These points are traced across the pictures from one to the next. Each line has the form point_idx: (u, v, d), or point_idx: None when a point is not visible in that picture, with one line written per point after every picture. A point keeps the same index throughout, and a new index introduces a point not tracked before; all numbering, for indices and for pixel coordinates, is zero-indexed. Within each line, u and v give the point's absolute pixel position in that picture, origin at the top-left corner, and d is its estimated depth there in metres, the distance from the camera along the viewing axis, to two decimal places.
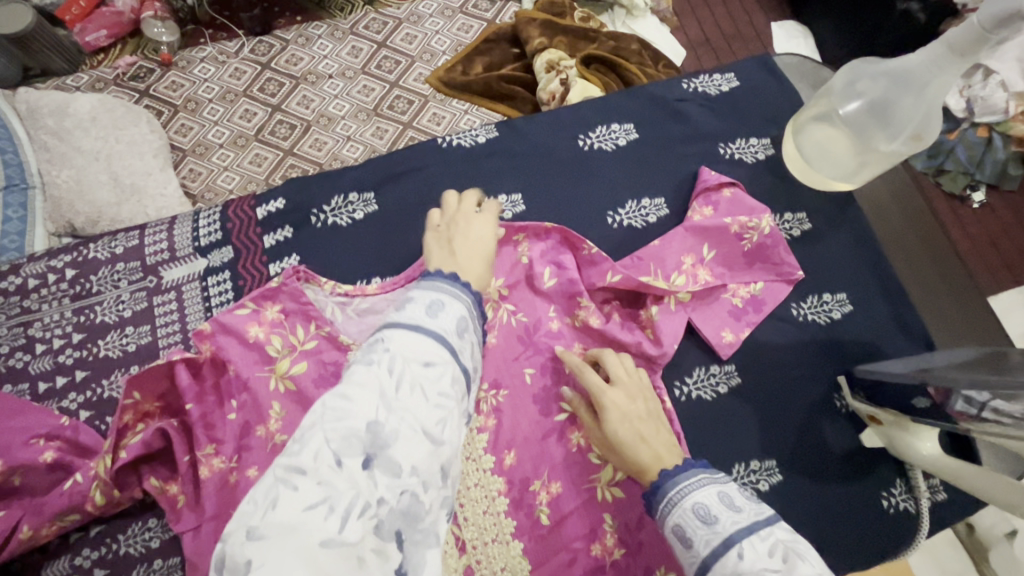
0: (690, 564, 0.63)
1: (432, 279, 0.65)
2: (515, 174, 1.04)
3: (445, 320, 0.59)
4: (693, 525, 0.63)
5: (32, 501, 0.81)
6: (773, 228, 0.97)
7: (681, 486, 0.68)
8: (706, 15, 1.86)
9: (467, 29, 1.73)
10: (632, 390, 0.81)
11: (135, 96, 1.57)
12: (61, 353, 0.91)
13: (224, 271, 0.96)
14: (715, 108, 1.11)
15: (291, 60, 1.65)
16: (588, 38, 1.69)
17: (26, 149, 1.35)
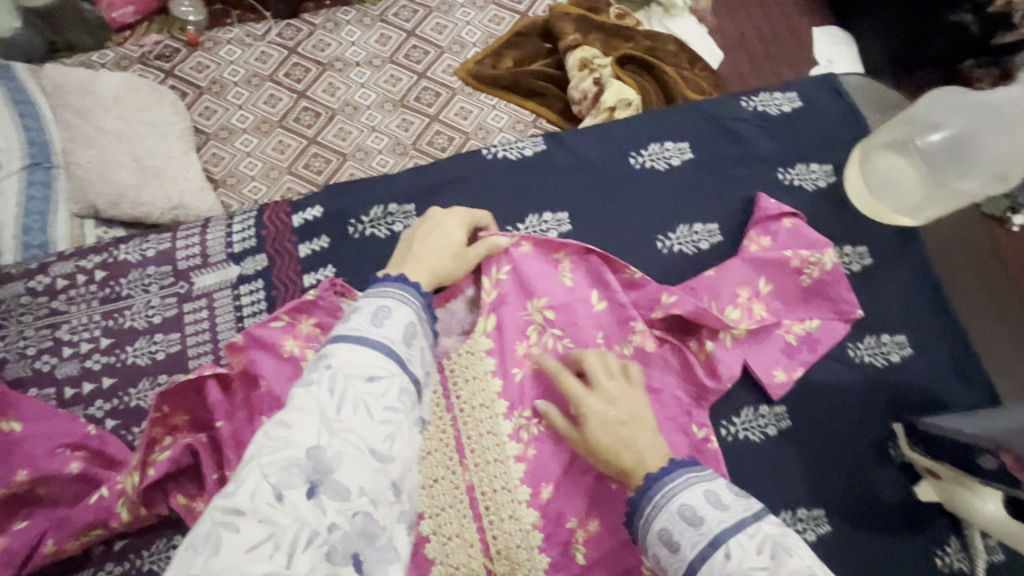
0: (676, 567, 0.62)
1: (381, 283, 0.65)
2: (560, 190, 0.99)
3: (390, 328, 0.58)
4: (682, 529, 0.62)
5: (57, 513, 0.78)
6: (835, 263, 0.92)
7: (666, 488, 0.65)
8: (746, 15, 1.77)
9: (498, 21, 1.66)
10: (611, 394, 0.76)
11: (160, 76, 1.53)
12: (89, 357, 0.88)
13: (257, 280, 0.93)
14: (774, 129, 1.05)
15: (319, 45, 1.60)
16: (623, 36, 1.63)
17: (51, 127, 1.30)
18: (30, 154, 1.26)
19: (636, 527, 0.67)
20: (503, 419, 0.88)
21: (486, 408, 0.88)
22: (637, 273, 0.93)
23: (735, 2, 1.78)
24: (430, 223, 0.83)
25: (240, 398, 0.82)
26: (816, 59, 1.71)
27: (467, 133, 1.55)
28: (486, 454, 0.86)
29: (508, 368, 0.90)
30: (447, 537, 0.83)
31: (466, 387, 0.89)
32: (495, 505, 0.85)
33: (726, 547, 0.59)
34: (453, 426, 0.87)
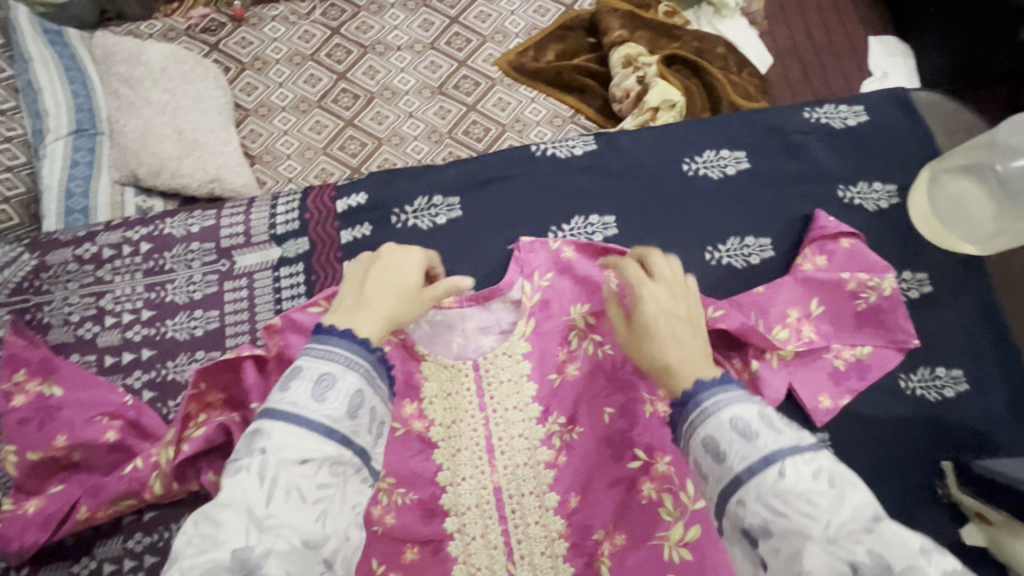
0: (716, 478, 0.55)
1: (322, 337, 0.59)
2: (608, 192, 0.97)
3: (331, 404, 0.54)
4: (732, 438, 0.55)
5: (92, 481, 0.80)
6: (895, 290, 0.88)
7: (721, 398, 0.58)
8: (799, 20, 1.70)
9: (544, 12, 1.62)
10: (679, 291, 0.72)
11: (205, 50, 1.54)
12: (130, 328, 0.89)
13: (298, 263, 0.92)
14: (837, 143, 1.00)
15: (362, 27, 1.59)
16: (671, 36, 1.58)
17: (98, 95, 1.32)
18: (77, 119, 1.28)
19: (679, 437, 0.61)
20: (535, 423, 0.87)
21: (519, 411, 0.88)
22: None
23: (788, 6, 1.72)
24: (383, 261, 0.72)
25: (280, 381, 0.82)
26: (869, 70, 1.63)
27: (503, 125, 1.52)
28: (516, 457, 0.86)
29: (544, 373, 0.89)
30: (470, 537, 0.83)
31: (501, 389, 0.88)
32: (522, 511, 0.84)
33: (780, 464, 0.52)
34: (484, 426, 0.87)
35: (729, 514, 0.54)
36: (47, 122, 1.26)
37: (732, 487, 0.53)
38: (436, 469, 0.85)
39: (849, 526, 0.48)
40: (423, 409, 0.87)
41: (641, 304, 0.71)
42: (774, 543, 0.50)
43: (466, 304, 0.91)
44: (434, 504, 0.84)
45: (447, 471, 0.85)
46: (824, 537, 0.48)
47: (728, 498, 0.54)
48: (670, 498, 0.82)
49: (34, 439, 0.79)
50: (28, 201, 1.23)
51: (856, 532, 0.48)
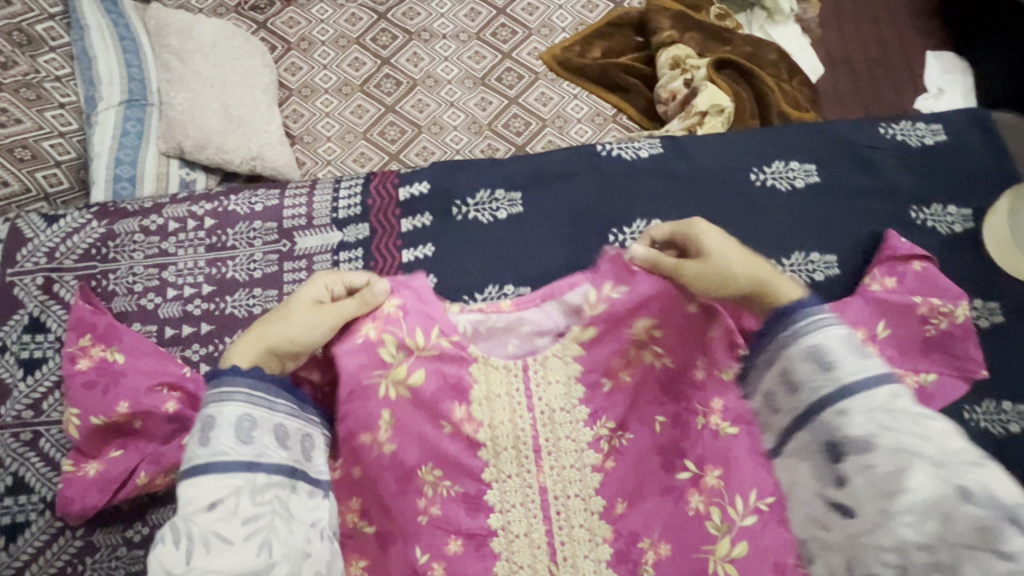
0: (817, 387, 0.58)
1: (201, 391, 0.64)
2: (672, 197, 0.95)
3: (219, 442, 0.59)
4: (844, 354, 0.57)
5: (151, 448, 0.81)
6: (968, 318, 0.85)
7: (830, 316, 0.61)
8: (855, 31, 1.65)
9: (592, 8, 1.60)
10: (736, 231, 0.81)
11: (253, 27, 1.55)
12: (191, 302, 0.90)
13: (357, 249, 0.92)
14: (910, 161, 0.97)
15: (409, 14, 1.58)
16: (722, 39, 1.54)
17: (150, 67, 1.33)
18: (128, 90, 1.29)
19: (781, 346, 0.62)
20: (584, 426, 0.86)
21: (568, 413, 0.87)
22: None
23: (844, 15, 1.67)
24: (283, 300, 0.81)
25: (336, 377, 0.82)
26: (925, 87, 1.58)
27: (544, 120, 1.51)
28: (563, 459, 0.85)
29: (597, 377, 0.88)
30: (514, 535, 0.83)
31: (549, 390, 0.87)
32: (569, 514, 0.84)
33: (894, 386, 0.54)
34: (532, 425, 0.86)
35: (828, 422, 0.56)
36: (101, 90, 1.26)
37: (838, 397, 0.56)
38: (482, 466, 0.84)
39: (962, 456, 0.49)
40: (471, 410, 0.85)
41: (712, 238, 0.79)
42: (870, 462, 0.52)
43: (524, 306, 0.90)
44: (479, 498, 0.84)
45: (493, 467, 0.85)
46: (933, 461, 0.49)
47: (827, 408, 0.56)
48: (719, 512, 0.78)
49: (98, 404, 0.81)
50: (78, 167, 1.23)
51: (969, 464, 0.49)
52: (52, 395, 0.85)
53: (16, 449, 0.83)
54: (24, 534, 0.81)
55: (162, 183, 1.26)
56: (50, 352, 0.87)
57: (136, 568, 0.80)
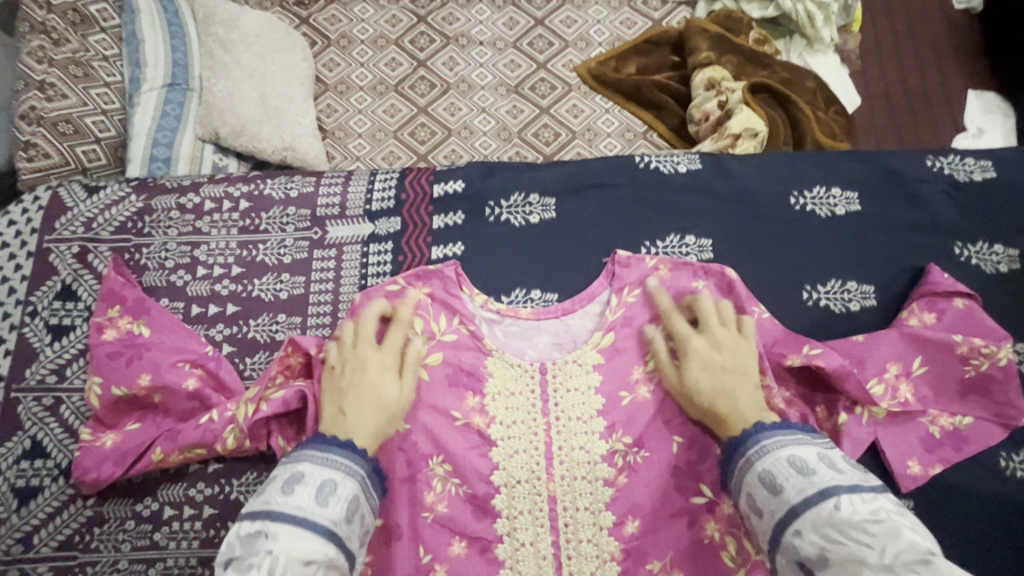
0: (772, 511, 0.64)
1: (321, 446, 0.67)
2: (707, 215, 0.94)
3: (333, 508, 0.61)
4: (787, 474, 0.63)
5: (168, 425, 0.81)
6: (1011, 361, 0.81)
7: (781, 439, 0.68)
8: (897, 65, 1.62)
9: (631, 24, 1.60)
10: (720, 341, 0.79)
11: (295, 22, 1.58)
12: (220, 282, 0.91)
13: (387, 242, 0.92)
14: (958, 197, 0.94)
15: (448, 18, 1.59)
16: (761, 63, 1.52)
17: (195, 54, 1.35)
18: (171, 74, 1.31)
19: (735, 469, 0.71)
20: (599, 438, 0.85)
21: (584, 424, 0.85)
22: (766, 315, 0.86)
23: (887, 47, 1.64)
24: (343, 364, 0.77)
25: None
26: (965, 126, 1.55)
27: (574, 132, 1.51)
28: (575, 470, 0.84)
29: (615, 390, 0.87)
30: (520, 543, 0.81)
31: (567, 397, 0.86)
32: (578, 530, 0.81)
33: (836, 498, 0.59)
34: (545, 431, 0.85)
35: (786, 544, 0.60)
36: (145, 72, 1.29)
37: (790, 518, 0.61)
38: (492, 467, 0.83)
39: (906, 556, 0.52)
40: (485, 404, 0.86)
41: (689, 363, 0.79)
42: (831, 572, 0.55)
43: (543, 318, 0.90)
44: (487, 501, 0.82)
45: (503, 471, 0.83)
46: (879, 564, 0.53)
47: (786, 529, 0.61)
48: (734, 543, 0.80)
49: (121, 376, 0.81)
50: (117, 145, 1.26)
51: (915, 560, 0.51)
52: (76, 362, 0.86)
53: (37, 413, 0.84)
54: (37, 499, 0.81)
55: (195, 167, 1.28)
56: (78, 320, 0.88)
57: (142, 543, 0.80)
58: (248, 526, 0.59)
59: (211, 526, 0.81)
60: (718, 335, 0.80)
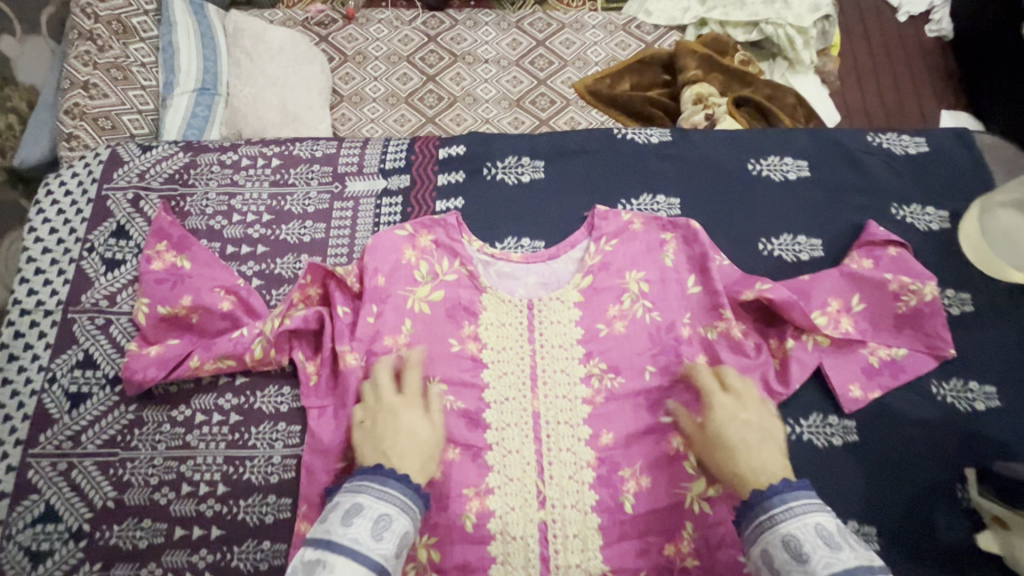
0: (790, 574, 0.67)
1: (371, 478, 0.74)
2: (677, 178, 1.08)
3: (385, 543, 0.69)
4: (816, 544, 0.67)
5: (204, 340, 0.94)
6: (936, 298, 0.93)
7: (810, 503, 0.71)
8: (872, 86, 1.80)
9: (625, 46, 1.78)
10: (747, 400, 0.85)
11: (316, 40, 1.76)
12: (252, 226, 1.04)
13: (398, 196, 1.06)
14: (896, 168, 1.09)
15: (457, 39, 1.78)
16: (745, 80, 1.68)
17: (223, 63, 1.52)
18: (202, 80, 1.48)
19: (750, 521, 0.74)
20: (577, 361, 0.97)
21: (564, 350, 0.97)
22: (726, 262, 1.00)
23: (865, 70, 1.82)
24: (369, 413, 0.85)
25: (357, 295, 0.98)
26: None
27: None
28: (556, 389, 0.95)
29: (593, 322, 0.99)
30: (506, 451, 0.92)
31: (550, 328, 0.98)
32: (558, 441, 0.92)
33: None
34: (531, 356, 0.97)
35: None
36: (178, 77, 1.46)
37: None
38: (483, 386, 0.95)
39: None
40: (478, 332, 0.98)
41: (712, 415, 0.84)
42: None
43: (532, 262, 1.02)
44: (478, 415, 0.94)
45: (493, 389, 0.95)
46: None
47: None
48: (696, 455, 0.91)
49: (167, 297, 0.95)
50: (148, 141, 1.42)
51: None
52: (126, 291, 0.99)
53: (91, 329, 0.97)
54: (87, 403, 0.93)
55: None
56: (129, 255, 1.01)
57: (175, 443, 0.92)
58: (311, 551, 0.68)
59: (237, 430, 0.93)
60: (742, 394, 0.86)
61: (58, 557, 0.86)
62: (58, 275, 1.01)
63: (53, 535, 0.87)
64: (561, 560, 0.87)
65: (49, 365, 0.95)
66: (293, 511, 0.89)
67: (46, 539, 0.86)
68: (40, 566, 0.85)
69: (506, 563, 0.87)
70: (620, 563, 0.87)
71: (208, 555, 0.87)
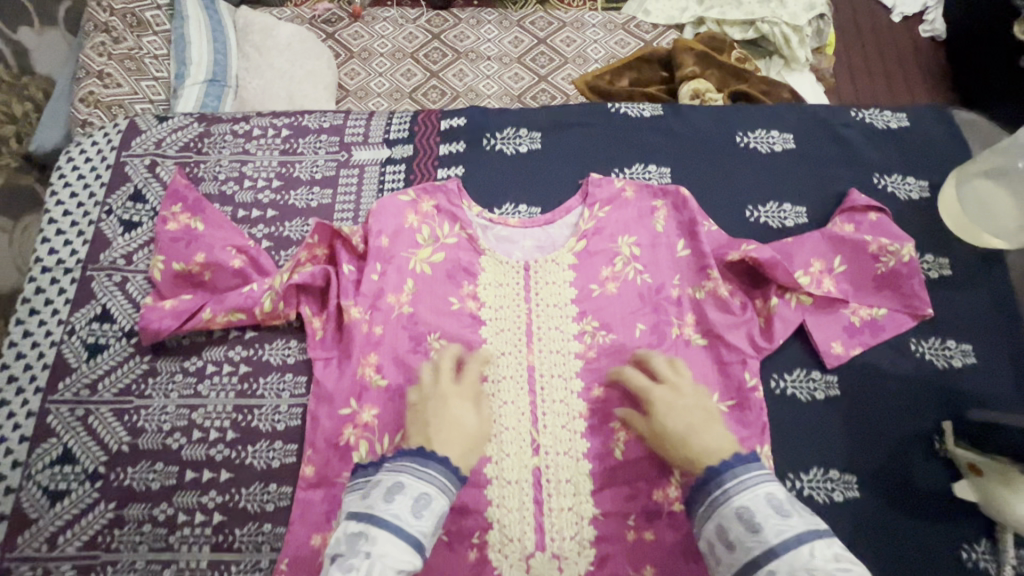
0: (747, 546, 0.68)
1: (413, 457, 0.75)
2: (667, 149, 1.13)
3: (423, 521, 0.70)
4: (767, 513, 0.68)
5: (215, 294, 0.99)
6: (914, 258, 0.98)
7: (758, 474, 0.72)
8: (867, 84, 1.85)
9: (623, 45, 1.82)
10: (681, 386, 0.86)
11: (323, 36, 1.81)
12: (262, 192, 1.09)
13: (401, 164, 1.12)
14: (878, 141, 1.14)
15: (460, 36, 1.84)
16: (740, 77, 1.70)
17: (234, 56, 1.54)
18: (213, 72, 1.49)
19: (704, 499, 0.74)
20: (571, 320, 1.01)
21: (559, 309, 1.02)
22: (714, 228, 1.05)
23: (860, 69, 1.88)
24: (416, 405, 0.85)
25: (362, 256, 1.03)
26: None
27: None
28: (551, 345, 0.99)
29: (587, 283, 1.03)
30: (502, 402, 0.96)
31: (545, 289, 1.03)
32: (552, 394, 0.97)
33: (810, 545, 0.65)
34: (527, 315, 1.01)
35: None
36: (190, 69, 1.46)
37: (765, 558, 0.66)
38: (481, 342, 0.99)
39: None
40: (477, 291, 1.03)
41: (655, 409, 0.84)
42: None
43: (529, 227, 1.07)
44: None
45: (491, 345, 0.99)
46: None
47: (759, 566, 0.66)
48: None
49: (182, 254, 1.00)
50: None
51: None
52: (143, 250, 1.04)
53: (109, 286, 1.02)
54: (104, 353, 0.98)
55: None
56: (145, 218, 1.07)
57: (187, 392, 0.96)
58: (354, 525, 0.69)
59: (246, 380, 0.97)
60: (676, 382, 0.87)
61: (75, 496, 0.90)
62: (77, 236, 1.06)
63: (70, 475, 0.91)
64: (554, 503, 0.91)
65: (68, 318, 1.00)
66: (298, 456, 0.93)
67: (64, 480, 0.91)
68: (58, 504, 0.90)
69: (502, 506, 0.90)
70: (610, 507, 0.91)
71: (217, 496, 0.91)
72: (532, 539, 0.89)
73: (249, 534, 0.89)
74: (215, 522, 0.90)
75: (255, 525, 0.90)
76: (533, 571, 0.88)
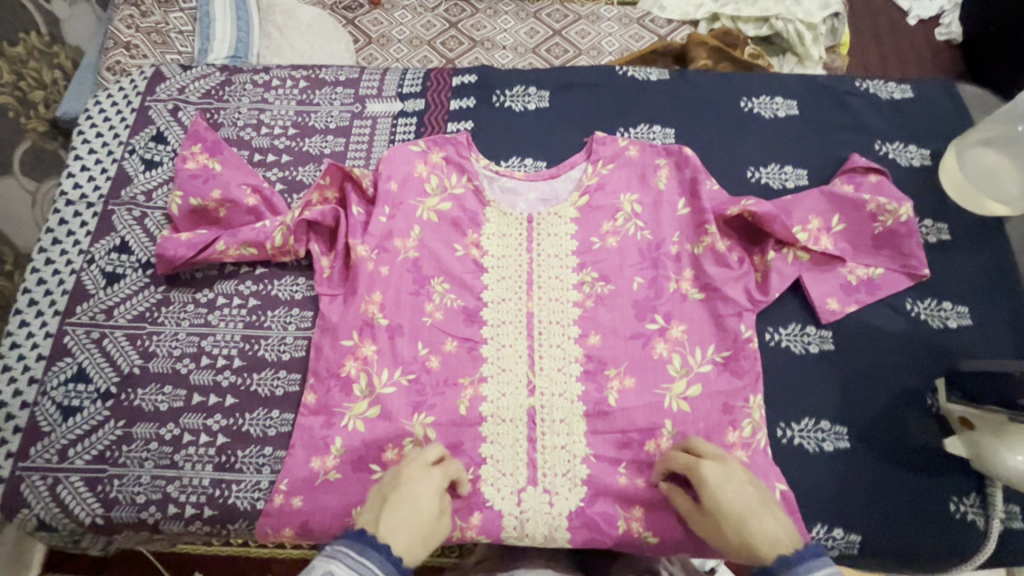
0: None
1: (350, 544, 0.65)
2: (672, 111, 1.16)
3: None
4: None
5: (229, 229, 1.03)
6: (911, 218, 1.00)
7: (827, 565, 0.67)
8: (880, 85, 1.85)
9: (638, 38, 1.80)
10: (729, 463, 0.82)
11: (343, 22, 1.84)
12: (278, 138, 1.13)
13: (413, 117, 1.15)
14: (881, 109, 1.15)
15: (476, 26, 1.86)
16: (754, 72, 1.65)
17: (255, 34, 1.54)
18: (234, 49, 1.49)
19: None
20: (571, 270, 1.03)
21: (558, 259, 1.04)
22: (715, 187, 1.06)
23: (874, 70, 1.88)
24: (379, 492, 0.78)
25: (370, 200, 1.06)
26: None
27: None
28: (550, 293, 1.01)
29: (587, 235, 1.05)
30: (500, 345, 0.98)
31: (546, 240, 1.05)
32: (548, 339, 0.99)
33: None
34: (528, 264, 1.04)
35: None
36: (213, 45, 1.46)
37: None
38: (483, 287, 1.02)
39: None
40: (481, 240, 1.05)
41: (704, 487, 0.79)
42: None
43: (534, 180, 1.09)
44: (476, 313, 1.00)
45: (492, 291, 1.02)
46: None
47: None
48: (679, 357, 0.96)
49: (199, 189, 1.04)
50: None
51: None
52: (162, 188, 1.09)
53: (128, 221, 1.06)
54: (121, 282, 1.02)
55: None
56: (166, 158, 1.11)
57: (197, 321, 1.00)
58: None
59: (254, 313, 1.01)
60: (724, 458, 0.83)
61: (87, 413, 0.94)
62: (101, 173, 1.10)
63: (83, 394, 0.95)
64: (547, 442, 0.93)
65: (88, 248, 1.04)
66: (301, 386, 0.96)
67: (77, 397, 0.95)
68: (71, 419, 0.94)
69: (496, 443, 0.93)
70: (602, 448, 0.93)
71: (222, 420, 0.94)
72: (524, 474, 0.92)
73: (250, 456, 0.92)
74: (219, 444, 0.93)
75: (256, 448, 0.93)
76: (523, 504, 0.91)
